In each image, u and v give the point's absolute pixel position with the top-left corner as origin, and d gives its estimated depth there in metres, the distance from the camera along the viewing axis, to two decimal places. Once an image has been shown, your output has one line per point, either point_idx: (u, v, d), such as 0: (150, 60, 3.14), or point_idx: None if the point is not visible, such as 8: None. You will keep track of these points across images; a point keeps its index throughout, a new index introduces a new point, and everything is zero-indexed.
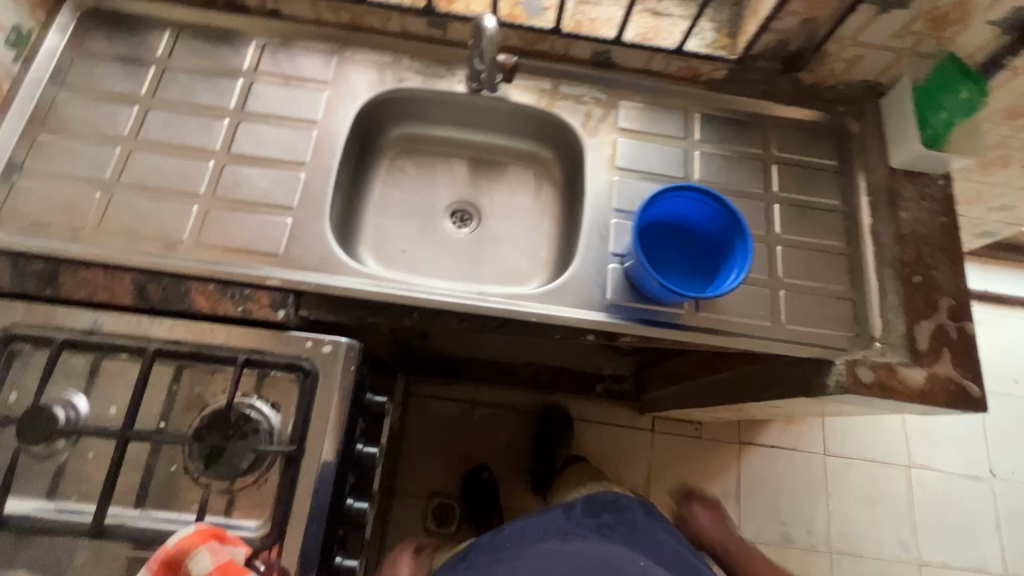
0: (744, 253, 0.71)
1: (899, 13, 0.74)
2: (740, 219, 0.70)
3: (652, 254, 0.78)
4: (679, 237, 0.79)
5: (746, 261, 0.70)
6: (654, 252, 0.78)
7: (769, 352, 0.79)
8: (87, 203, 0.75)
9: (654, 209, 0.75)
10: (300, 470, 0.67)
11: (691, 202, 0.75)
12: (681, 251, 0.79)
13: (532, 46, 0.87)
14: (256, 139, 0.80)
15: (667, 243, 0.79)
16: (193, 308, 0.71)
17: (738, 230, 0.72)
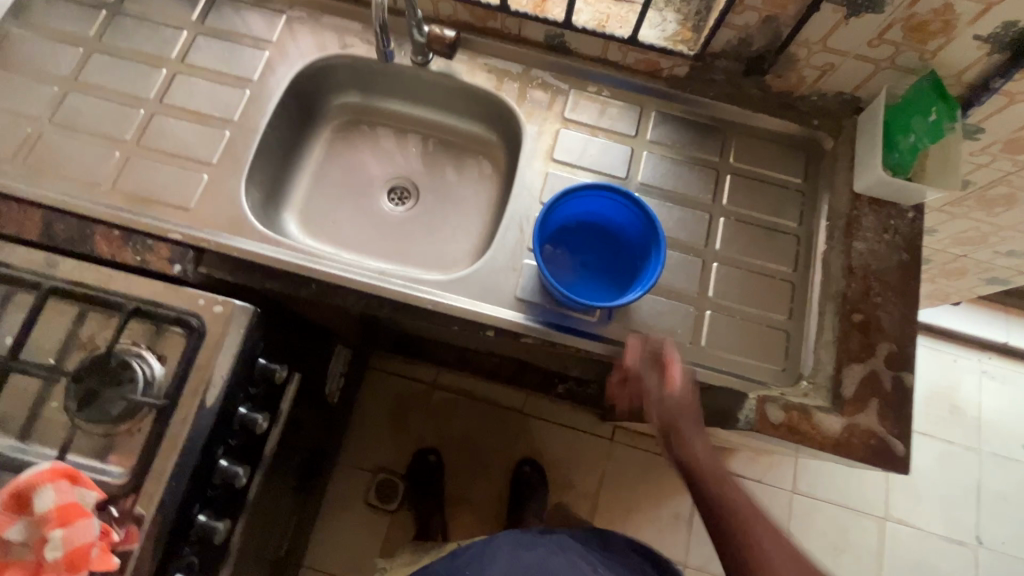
0: (654, 266, 0.68)
1: (870, 17, 0.66)
2: (655, 226, 0.68)
3: (571, 254, 0.77)
4: (603, 240, 0.78)
5: (652, 276, 0.66)
6: (574, 253, 0.77)
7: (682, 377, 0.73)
8: (18, 137, 0.76)
9: (573, 206, 0.74)
10: (171, 424, 0.67)
11: (613, 203, 0.73)
12: (603, 254, 0.77)
13: (482, 22, 0.83)
14: (190, 91, 0.80)
15: (590, 246, 0.78)
16: (95, 252, 0.72)
17: (654, 239, 0.69)
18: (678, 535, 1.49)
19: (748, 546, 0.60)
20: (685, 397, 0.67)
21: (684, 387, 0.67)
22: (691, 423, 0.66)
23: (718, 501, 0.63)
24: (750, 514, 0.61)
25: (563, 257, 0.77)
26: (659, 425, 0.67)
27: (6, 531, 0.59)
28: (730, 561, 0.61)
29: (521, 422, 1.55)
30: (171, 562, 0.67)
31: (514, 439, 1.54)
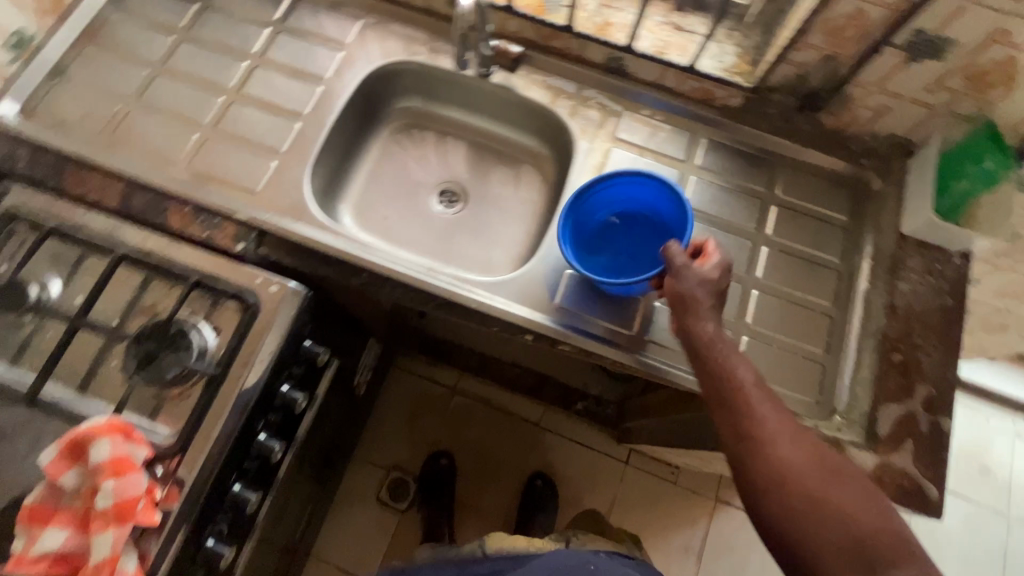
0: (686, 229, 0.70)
1: (931, 64, 0.68)
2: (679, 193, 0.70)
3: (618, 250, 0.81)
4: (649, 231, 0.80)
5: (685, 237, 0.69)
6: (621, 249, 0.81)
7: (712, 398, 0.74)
8: (109, 113, 0.83)
9: (607, 199, 0.80)
10: (220, 393, 0.70)
11: (647, 185, 0.77)
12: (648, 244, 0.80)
13: (546, 41, 0.87)
14: (266, 83, 0.86)
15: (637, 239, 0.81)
16: (166, 224, 0.77)
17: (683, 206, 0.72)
18: (685, 567, 1.47)
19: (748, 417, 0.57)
20: (705, 277, 0.64)
21: (706, 272, 0.65)
22: (706, 303, 0.64)
23: (721, 374, 0.59)
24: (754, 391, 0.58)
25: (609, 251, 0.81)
26: (672, 301, 0.65)
27: (62, 477, 0.62)
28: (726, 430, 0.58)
29: (537, 435, 1.55)
30: (204, 527, 0.69)
31: (529, 451, 1.54)
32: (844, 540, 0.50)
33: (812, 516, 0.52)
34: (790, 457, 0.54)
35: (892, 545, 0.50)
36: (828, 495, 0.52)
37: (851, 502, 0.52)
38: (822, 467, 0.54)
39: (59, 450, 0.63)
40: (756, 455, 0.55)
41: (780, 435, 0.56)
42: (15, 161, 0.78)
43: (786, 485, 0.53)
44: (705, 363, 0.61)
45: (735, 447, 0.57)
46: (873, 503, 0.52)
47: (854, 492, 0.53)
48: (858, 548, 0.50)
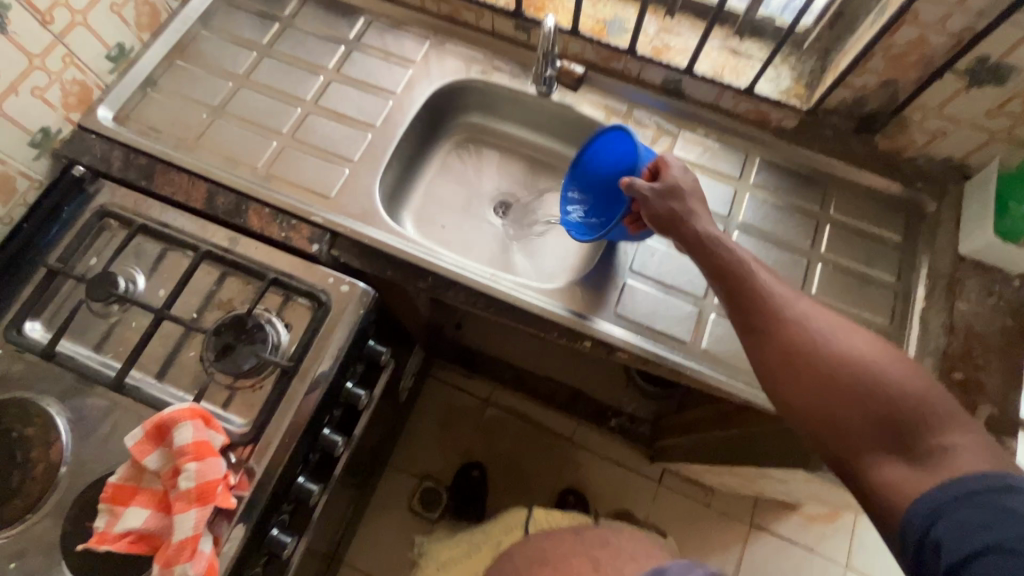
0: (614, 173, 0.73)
1: (992, 89, 0.70)
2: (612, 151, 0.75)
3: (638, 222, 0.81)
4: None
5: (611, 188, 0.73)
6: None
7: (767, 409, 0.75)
8: (195, 121, 0.88)
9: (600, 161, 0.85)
10: (291, 386, 0.73)
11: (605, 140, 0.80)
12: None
13: (606, 62, 0.91)
14: (341, 97, 0.91)
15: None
16: (246, 225, 0.81)
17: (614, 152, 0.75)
18: None
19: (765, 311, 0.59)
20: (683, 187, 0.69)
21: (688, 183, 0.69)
22: (695, 209, 0.67)
23: (731, 275, 0.62)
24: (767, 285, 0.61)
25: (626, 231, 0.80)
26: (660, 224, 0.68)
27: (146, 458, 0.65)
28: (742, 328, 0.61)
29: (569, 450, 1.55)
30: (271, 515, 0.72)
31: (561, 466, 1.54)
32: (873, 410, 0.52)
33: (835, 393, 0.53)
34: (808, 338, 0.56)
35: (924, 406, 0.51)
36: (855, 368, 0.54)
37: (877, 371, 0.53)
38: (842, 342, 0.55)
39: (144, 432, 0.66)
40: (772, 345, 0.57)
41: (799, 321, 0.58)
42: (109, 163, 0.84)
43: (805, 366, 0.55)
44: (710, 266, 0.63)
45: (754, 342, 0.59)
46: (900, 368, 0.53)
47: (878, 359, 0.54)
48: (888, 418, 0.51)
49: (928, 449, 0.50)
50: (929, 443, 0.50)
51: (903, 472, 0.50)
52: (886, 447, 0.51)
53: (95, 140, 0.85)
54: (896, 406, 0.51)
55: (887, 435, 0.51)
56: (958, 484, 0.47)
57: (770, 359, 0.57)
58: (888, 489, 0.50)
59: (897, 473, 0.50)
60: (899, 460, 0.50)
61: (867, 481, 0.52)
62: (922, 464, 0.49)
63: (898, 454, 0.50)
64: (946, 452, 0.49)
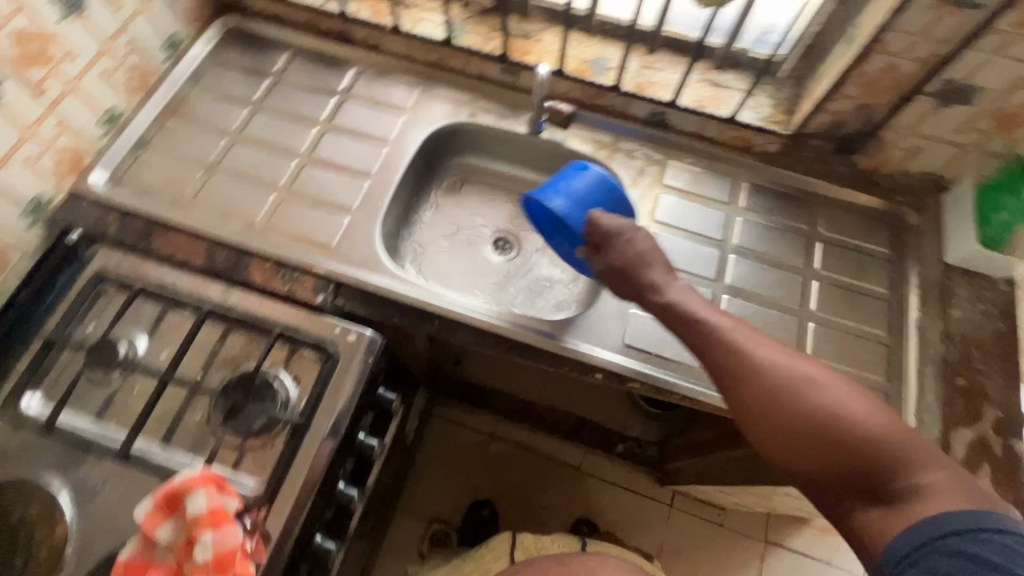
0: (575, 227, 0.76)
1: (961, 108, 0.74)
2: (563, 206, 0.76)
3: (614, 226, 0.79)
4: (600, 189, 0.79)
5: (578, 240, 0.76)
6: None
7: None
8: (190, 180, 0.88)
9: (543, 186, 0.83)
10: (303, 442, 0.71)
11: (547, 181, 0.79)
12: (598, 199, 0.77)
13: (592, 99, 0.95)
14: (336, 147, 0.93)
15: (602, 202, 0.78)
16: (249, 280, 0.81)
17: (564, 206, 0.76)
18: None
19: (727, 355, 0.60)
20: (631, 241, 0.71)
21: (636, 237, 0.72)
22: (647, 259, 0.70)
23: (692, 323, 0.64)
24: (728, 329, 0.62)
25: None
26: (620, 280, 0.71)
27: (158, 529, 0.63)
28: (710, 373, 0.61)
29: (577, 480, 1.54)
30: None
31: (570, 497, 1.52)
32: (843, 453, 0.52)
33: (803, 438, 0.53)
34: (767, 381, 0.57)
35: (892, 445, 0.51)
36: (823, 407, 0.54)
37: (840, 411, 0.53)
38: (799, 382, 0.56)
39: (156, 503, 0.63)
40: (735, 395, 0.58)
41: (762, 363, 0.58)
42: (106, 227, 0.83)
43: (772, 412, 0.55)
44: (672, 316, 0.65)
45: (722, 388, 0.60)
46: (864, 406, 0.53)
47: (841, 398, 0.54)
48: (858, 461, 0.51)
49: (901, 491, 0.49)
50: (905, 483, 0.49)
51: (880, 515, 0.49)
52: (858, 492, 0.51)
53: (90, 206, 0.84)
54: (863, 447, 0.51)
55: (856, 478, 0.51)
56: (927, 529, 0.46)
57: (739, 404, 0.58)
58: (867, 535, 0.50)
59: (873, 519, 0.50)
60: (872, 503, 0.50)
61: (849, 526, 0.51)
62: (895, 507, 0.49)
63: (871, 497, 0.50)
64: (922, 491, 0.48)
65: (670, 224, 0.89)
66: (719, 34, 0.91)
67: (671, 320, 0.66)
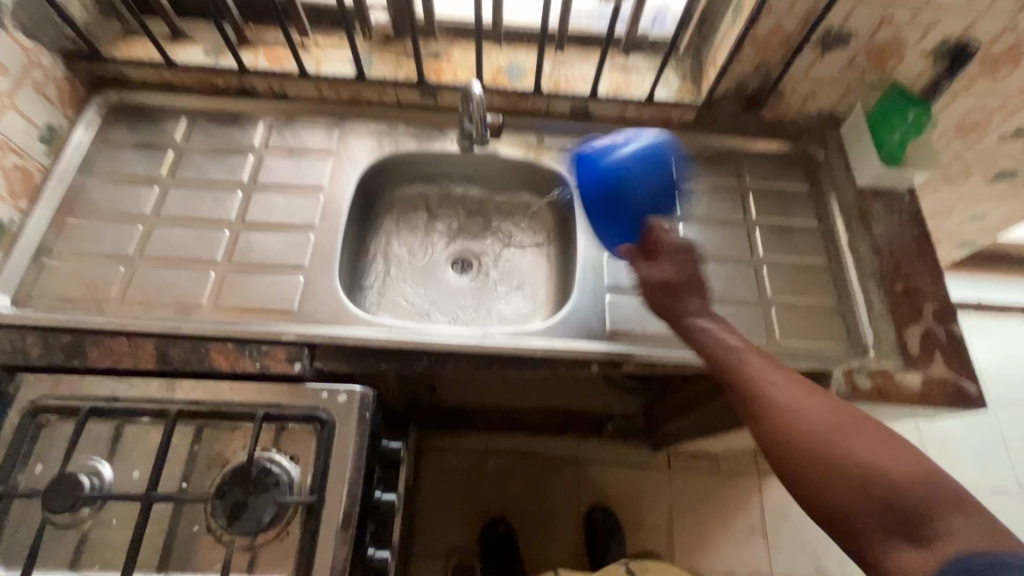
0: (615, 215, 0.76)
1: (841, 51, 0.83)
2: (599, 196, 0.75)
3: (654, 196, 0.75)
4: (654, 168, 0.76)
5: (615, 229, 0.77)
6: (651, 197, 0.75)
7: None
8: (112, 277, 0.80)
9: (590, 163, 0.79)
10: (321, 520, 0.67)
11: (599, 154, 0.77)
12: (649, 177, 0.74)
13: (515, 105, 0.97)
14: (268, 207, 0.88)
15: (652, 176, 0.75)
16: (212, 368, 0.75)
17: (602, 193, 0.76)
18: (755, 547, 1.52)
19: (756, 393, 0.61)
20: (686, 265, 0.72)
21: (692, 258, 0.71)
22: (693, 293, 0.71)
23: (722, 361, 0.65)
24: (757, 368, 0.62)
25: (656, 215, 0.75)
26: (658, 304, 0.71)
27: None
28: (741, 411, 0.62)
29: (578, 470, 1.56)
30: None
31: (576, 488, 1.54)
32: (873, 492, 0.51)
33: (830, 475, 0.53)
34: (796, 418, 0.57)
35: (927, 489, 0.49)
36: (852, 447, 0.54)
37: (869, 451, 0.53)
38: (828, 422, 0.56)
39: None
40: (767, 432, 0.59)
41: (792, 400, 0.59)
42: (24, 354, 0.73)
43: (801, 449, 0.56)
44: (702, 354, 0.66)
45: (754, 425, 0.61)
46: (899, 450, 0.53)
47: (872, 440, 0.54)
48: (886, 501, 0.50)
49: (933, 532, 0.48)
50: (935, 523, 0.48)
51: (912, 557, 0.48)
52: (889, 531, 0.50)
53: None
54: (890, 487, 0.50)
55: (887, 519, 0.50)
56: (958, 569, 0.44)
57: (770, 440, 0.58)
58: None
59: (904, 559, 0.48)
60: (907, 541, 0.49)
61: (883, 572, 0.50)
62: (926, 547, 0.47)
63: (902, 539, 0.49)
64: (950, 531, 0.47)
65: None
66: (620, 24, 0.96)
67: (705, 359, 0.67)
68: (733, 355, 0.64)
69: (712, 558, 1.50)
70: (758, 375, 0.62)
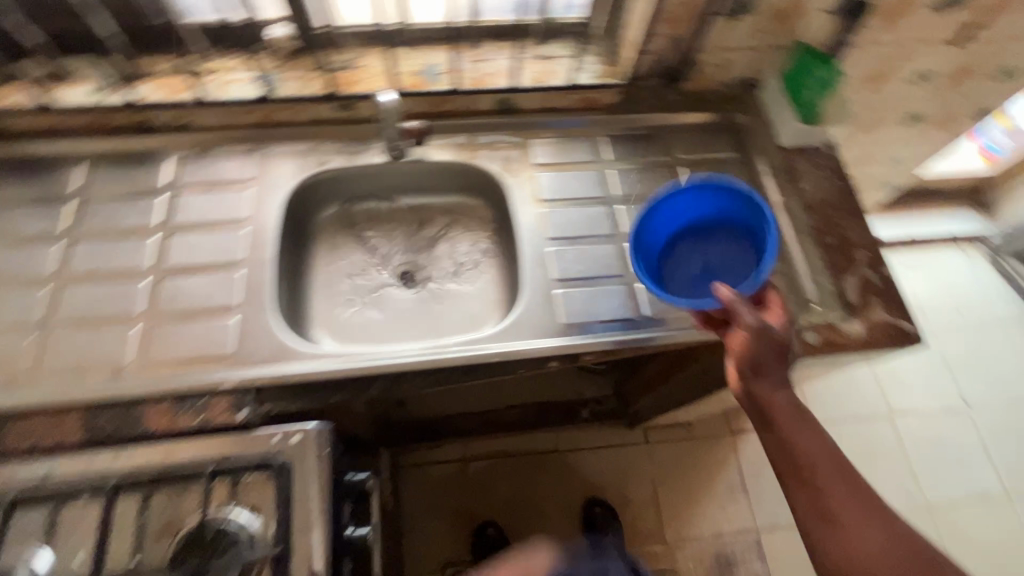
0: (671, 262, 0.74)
1: (749, 16, 0.84)
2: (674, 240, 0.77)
3: (702, 271, 0.77)
4: (680, 237, 0.80)
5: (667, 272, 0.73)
6: (704, 275, 0.76)
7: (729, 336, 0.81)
8: (21, 350, 0.73)
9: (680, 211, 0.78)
10: (290, 570, 0.64)
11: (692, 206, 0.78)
12: (711, 254, 0.78)
13: (438, 107, 0.94)
14: (188, 248, 0.82)
15: (696, 250, 0.79)
16: (147, 431, 0.70)
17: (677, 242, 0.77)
18: (738, 505, 1.56)
19: (826, 498, 0.61)
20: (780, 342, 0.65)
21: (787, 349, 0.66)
22: (784, 373, 0.66)
23: (795, 456, 0.64)
24: (831, 472, 0.62)
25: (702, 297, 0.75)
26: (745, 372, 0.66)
27: None
28: (802, 503, 0.63)
29: (560, 460, 1.56)
30: None
31: (560, 479, 1.55)
32: None
33: None
34: (859, 533, 0.60)
35: None
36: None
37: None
38: (889, 549, 0.59)
39: None
40: (826, 534, 0.61)
41: (862, 519, 0.60)
42: None
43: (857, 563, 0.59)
44: (775, 436, 0.65)
45: (814, 521, 0.62)
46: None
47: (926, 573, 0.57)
48: None
49: None
50: None
51: None
52: None
53: None
54: None
55: None
56: None
57: (828, 541, 0.60)
58: None
59: None
60: None
61: None
62: None
63: None
64: None
65: (557, 198, 0.91)
66: (534, 11, 0.94)
67: (774, 443, 0.65)
68: (811, 453, 0.63)
69: (700, 524, 1.53)
70: (832, 478, 0.62)
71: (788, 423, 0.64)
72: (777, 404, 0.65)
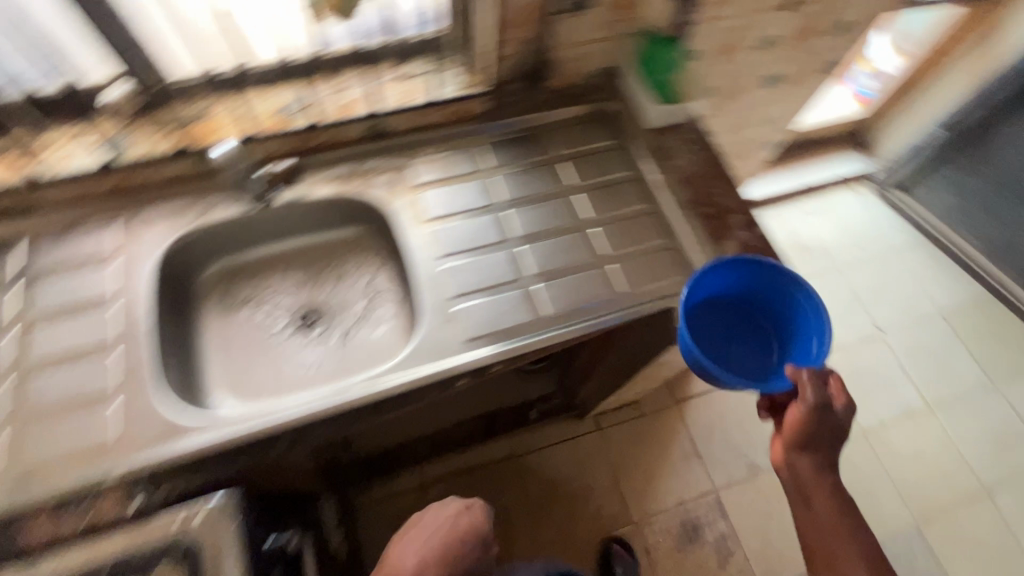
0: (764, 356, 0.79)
1: (591, 11, 0.87)
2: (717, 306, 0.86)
3: (721, 342, 0.87)
4: (706, 303, 0.89)
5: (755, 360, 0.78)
6: (722, 338, 0.87)
7: (628, 319, 0.85)
8: None
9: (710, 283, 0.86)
10: None
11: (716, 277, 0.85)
12: (731, 323, 0.89)
13: (307, 143, 0.91)
14: (52, 339, 0.76)
15: (714, 319, 0.88)
16: (27, 545, 0.64)
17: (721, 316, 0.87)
18: (695, 469, 1.62)
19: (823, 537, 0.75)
20: (837, 427, 0.73)
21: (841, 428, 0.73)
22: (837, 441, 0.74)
23: (805, 503, 0.76)
24: (832, 523, 0.75)
25: (713, 350, 0.86)
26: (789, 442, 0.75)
27: None
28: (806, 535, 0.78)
29: (518, 465, 1.57)
30: None
31: (521, 483, 1.55)
32: None
33: None
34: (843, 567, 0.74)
35: None
36: None
37: None
38: None
39: None
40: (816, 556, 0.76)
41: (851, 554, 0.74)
42: None
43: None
44: (793, 488, 0.77)
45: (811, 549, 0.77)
46: None
47: None
48: None
49: None
50: None
51: None
52: None
53: None
54: None
55: None
56: None
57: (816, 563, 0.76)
58: None
59: None
60: None
61: None
62: None
63: None
64: None
65: (444, 214, 0.91)
66: (376, 33, 0.92)
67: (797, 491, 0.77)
68: (820, 507, 0.75)
69: (662, 496, 1.57)
70: (832, 528, 0.75)
71: (809, 481, 0.75)
72: (821, 487, 0.75)
